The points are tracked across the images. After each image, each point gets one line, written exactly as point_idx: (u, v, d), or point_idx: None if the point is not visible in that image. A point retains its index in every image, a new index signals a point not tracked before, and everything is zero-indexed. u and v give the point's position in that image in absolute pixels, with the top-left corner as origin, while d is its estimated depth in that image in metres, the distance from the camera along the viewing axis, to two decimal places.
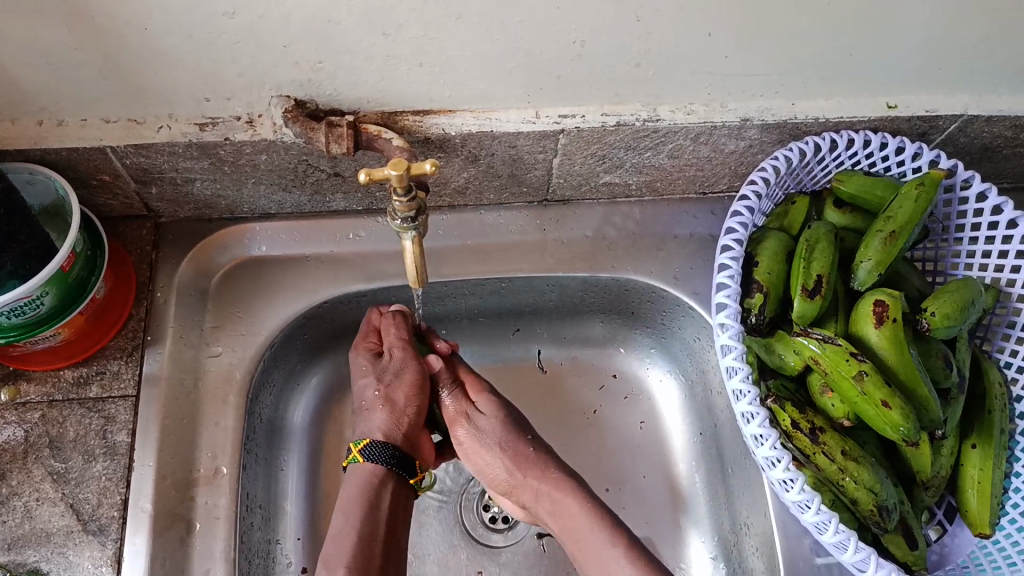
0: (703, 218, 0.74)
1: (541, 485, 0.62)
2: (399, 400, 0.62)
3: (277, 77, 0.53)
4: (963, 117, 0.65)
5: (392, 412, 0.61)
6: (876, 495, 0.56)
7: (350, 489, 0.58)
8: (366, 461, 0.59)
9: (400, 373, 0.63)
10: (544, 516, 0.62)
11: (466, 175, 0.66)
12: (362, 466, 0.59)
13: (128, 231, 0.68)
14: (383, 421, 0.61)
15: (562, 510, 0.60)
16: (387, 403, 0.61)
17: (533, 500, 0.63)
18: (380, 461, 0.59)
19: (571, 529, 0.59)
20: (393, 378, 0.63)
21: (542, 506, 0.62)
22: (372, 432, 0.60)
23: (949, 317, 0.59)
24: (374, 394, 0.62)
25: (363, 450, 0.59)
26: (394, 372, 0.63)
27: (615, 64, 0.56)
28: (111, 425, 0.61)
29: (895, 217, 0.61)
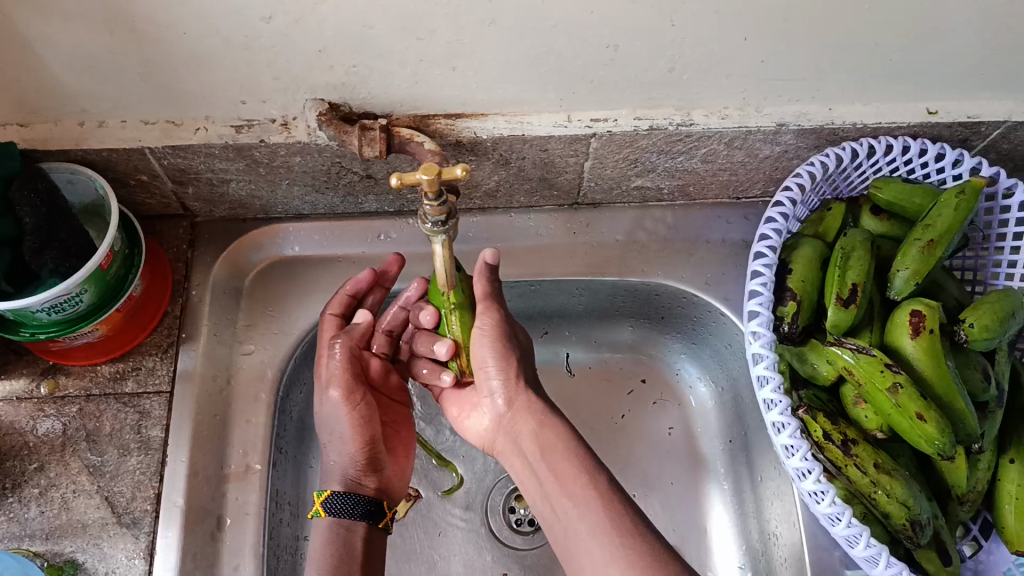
0: (736, 223, 0.73)
1: (537, 407, 0.60)
2: (342, 451, 0.60)
3: (312, 80, 0.53)
4: (1006, 123, 0.63)
5: (343, 463, 0.60)
6: (909, 509, 0.55)
7: (322, 541, 0.57)
8: (326, 516, 0.58)
9: (337, 416, 0.60)
10: (522, 437, 0.59)
11: (496, 178, 0.66)
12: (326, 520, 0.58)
13: (165, 230, 0.69)
14: (338, 474, 0.60)
15: (547, 432, 0.58)
16: (332, 458, 0.61)
17: (517, 415, 0.60)
18: (345, 512, 0.58)
19: (554, 453, 0.57)
20: (333, 426, 0.61)
21: (529, 423, 0.59)
22: (331, 485, 0.60)
23: (988, 329, 0.58)
24: (326, 438, 0.61)
25: (325, 503, 0.58)
26: (336, 418, 0.60)
27: (649, 69, 0.55)
28: (146, 420, 0.63)
29: (933, 226, 0.59)
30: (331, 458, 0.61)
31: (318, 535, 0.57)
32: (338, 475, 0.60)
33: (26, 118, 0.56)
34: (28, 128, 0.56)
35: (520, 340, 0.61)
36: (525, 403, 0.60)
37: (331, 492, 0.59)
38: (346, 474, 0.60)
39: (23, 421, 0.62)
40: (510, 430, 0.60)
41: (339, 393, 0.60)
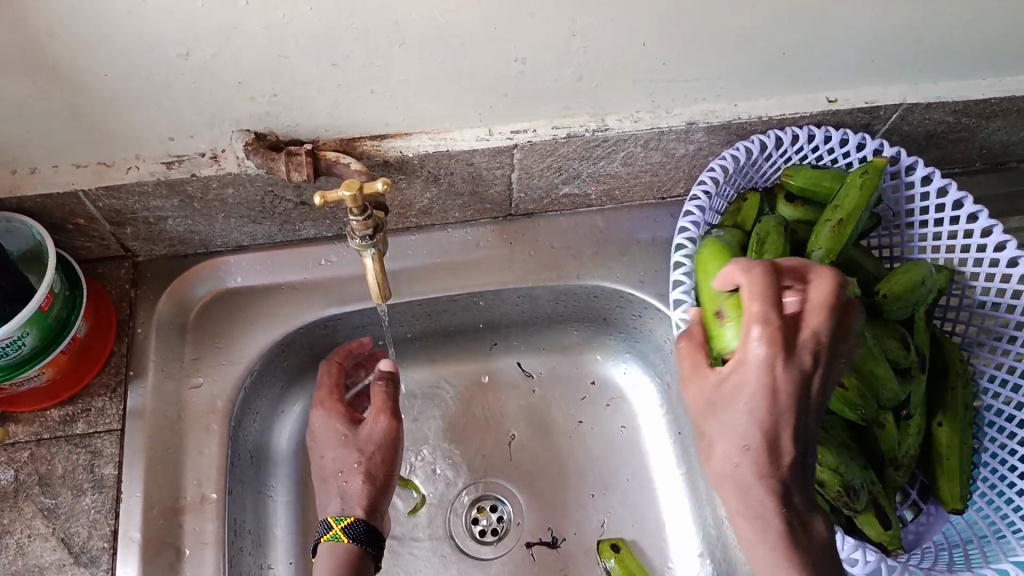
0: (663, 221, 0.77)
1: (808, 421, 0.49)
2: (375, 477, 0.65)
3: (236, 112, 0.56)
4: (903, 105, 0.67)
5: (369, 490, 0.64)
6: (840, 475, 0.58)
7: (337, 560, 0.60)
8: (348, 541, 0.61)
9: (375, 441, 0.66)
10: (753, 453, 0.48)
11: (429, 195, 0.69)
12: (346, 547, 0.61)
13: (107, 271, 0.70)
14: (360, 497, 0.64)
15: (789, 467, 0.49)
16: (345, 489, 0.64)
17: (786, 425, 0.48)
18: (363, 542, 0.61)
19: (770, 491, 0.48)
20: (370, 449, 0.65)
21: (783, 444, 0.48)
22: (353, 511, 0.63)
23: (899, 298, 0.62)
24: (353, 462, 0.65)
25: (347, 529, 0.61)
26: (376, 454, 0.65)
27: (558, 78, 0.58)
28: (98, 459, 0.63)
29: (842, 206, 0.63)
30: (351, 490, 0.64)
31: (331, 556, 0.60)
32: (361, 500, 0.64)
33: None
34: None
35: (763, 414, 0.48)
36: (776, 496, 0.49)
37: (352, 518, 0.62)
38: (367, 501, 0.64)
39: None
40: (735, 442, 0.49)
41: (383, 421, 0.66)
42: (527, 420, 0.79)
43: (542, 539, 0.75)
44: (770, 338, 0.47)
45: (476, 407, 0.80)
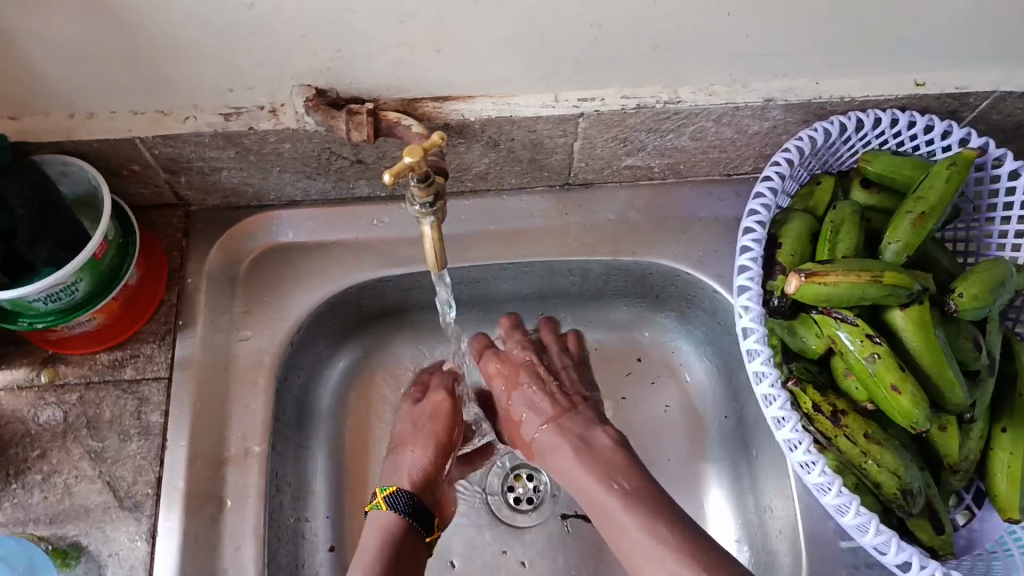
0: (728, 199, 0.74)
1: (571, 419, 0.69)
2: (407, 474, 0.68)
3: (298, 66, 0.54)
4: (996, 93, 0.63)
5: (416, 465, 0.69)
6: (900, 479, 0.55)
7: (391, 547, 0.63)
8: (386, 509, 0.65)
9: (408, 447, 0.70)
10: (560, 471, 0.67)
11: (487, 160, 0.66)
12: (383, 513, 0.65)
13: (159, 219, 0.69)
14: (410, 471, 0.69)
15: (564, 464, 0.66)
16: (418, 452, 0.69)
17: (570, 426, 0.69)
18: (403, 509, 0.65)
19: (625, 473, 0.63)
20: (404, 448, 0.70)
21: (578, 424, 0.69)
22: (396, 486, 0.67)
23: (978, 298, 0.58)
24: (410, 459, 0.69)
25: (388, 498, 0.65)
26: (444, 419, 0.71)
27: (634, 46, 0.55)
28: (145, 406, 0.63)
29: (925, 198, 0.59)
30: (404, 460, 0.69)
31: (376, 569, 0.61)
32: (406, 480, 0.68)
33: (17, 111, 0.56)
34: (18, 121, 0.57)
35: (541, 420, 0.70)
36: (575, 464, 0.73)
37: (394, 490, 0.66)
38: (419, 477, 0.68)
39: (25, 410, 0.63)
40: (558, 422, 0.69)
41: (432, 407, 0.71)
42: None
43: (577, 512, 0.74)
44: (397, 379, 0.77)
45: None
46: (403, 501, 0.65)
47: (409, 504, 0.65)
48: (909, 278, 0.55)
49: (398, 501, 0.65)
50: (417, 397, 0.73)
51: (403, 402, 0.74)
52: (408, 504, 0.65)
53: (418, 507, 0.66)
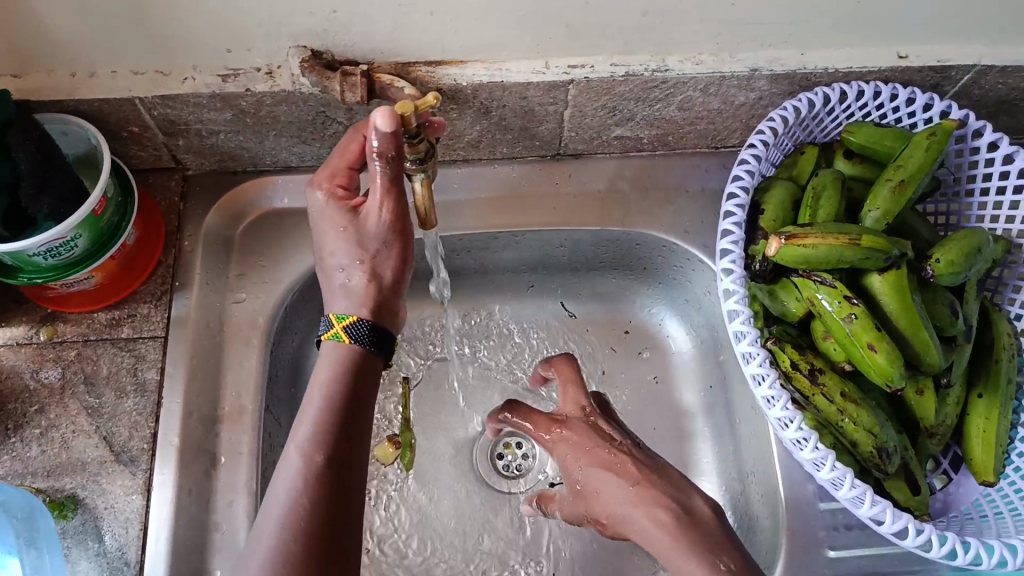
0: (714, 172, 0.75)
1: (629, 463, 0.58)
2: (356, 270, 0.55)
3: (294, 26, 0.55)
4: (976, 67, 0.65)
5: (376, 282, 0.55)
6: (876, 437, 0.57)
7: (349, 385, 0.54)
8: (349, 343, 0.55)
9: (323, 225, 0.56)
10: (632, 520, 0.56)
11: (479, 128, 0.68)
12: (339, 345, 0.55)
13: (157, 183, 0.70)
14: (367, 297, 0.55)
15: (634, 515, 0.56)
16: (376, 277, 0.55)
17: (625, 471, 0.58)
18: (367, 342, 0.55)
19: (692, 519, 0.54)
20: (321, 233, 0.56)
21: (633, 473, 0.57)
22: (357, 311, 0.55)
23: (954, 264, 0.59)
24: (352, 262, 0.55)
25: (349, 330, 0.55)
26: (396, 256, 0.55)
27: (623, 12, 0.57)
28: (141, 364, 0.65)
29: (905, 166, 0.61)
30: (335, 280, 0.56)
31: (337, 406, 0.53)
32: (366, 299, 0.55)
33: (20, 68, 0.58)
34: (21, 79, 0.58)
35: (594, 460, 0.59)
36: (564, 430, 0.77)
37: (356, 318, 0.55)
38: (374, 303, 0.55)
39: (23, 366, 0.64)
40: (605, 463, 0.59)
41: (325, 191, 0.56)
42: (562, 359, 0.80)
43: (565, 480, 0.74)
44: (323, 176, 0.57)
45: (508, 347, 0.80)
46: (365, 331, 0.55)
47: (372, 332, 0.55)
48: (886, 242, 0.56)
49: (359, 334, 0.55)
50: (352, 207, 0.56)
51: (337, 220, 0.55)
52: (371, 335, 0.55)
53: (381, 332, 0.56)
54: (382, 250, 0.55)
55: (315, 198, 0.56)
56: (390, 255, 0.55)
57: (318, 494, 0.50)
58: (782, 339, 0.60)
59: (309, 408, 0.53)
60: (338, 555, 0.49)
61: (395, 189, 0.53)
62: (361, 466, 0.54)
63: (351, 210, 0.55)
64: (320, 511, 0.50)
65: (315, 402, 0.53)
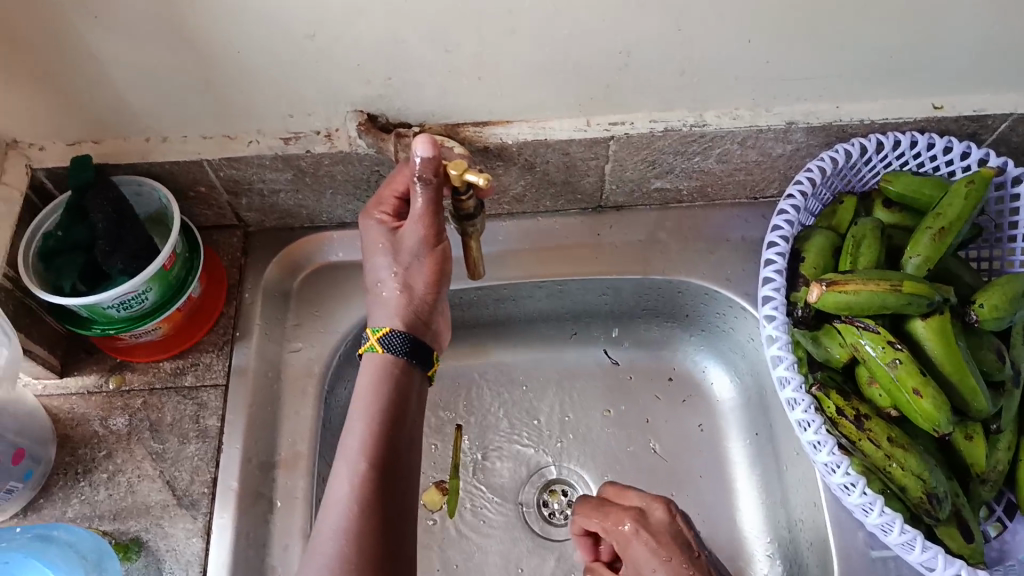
0: (754, 221, 0.77)
1: None
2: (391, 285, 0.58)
3: (352, 92, 0.59)
4: (1013, 116, 0.66)
5: (409, 297, 0.58)
6: (925, 482, 0.57)
7: (389, 392, 0.56)
8: (383, 352, 0.57)
9: (369, 245, 0.59)
10: None
11: (523, 183, 0.71)
12: (374, 355, 0.58)
13: (220, 239, 0.74)
14: (400, 309, 0.58)
15: None
16: (408, 290, 0.58)
17: None
18: (400, 353, 0.57)
19: None
20: (368, 253, 0.59)
21: None
22: (389, 322, 0.58)
23: (998, 309, 0.60)
24: (389, 276, 0.58)
25: (383, 341, 0.57)
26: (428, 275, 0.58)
27: (661, 72, 0.60)
28: (203, 411, 0.67)
29: (945, 214, 0.62)
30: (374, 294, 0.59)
31: (379, 414, 0.55)
32: (399, 311, 0.58)
33: (100, 135, 0.62)
34: (102, 145, 0.63)
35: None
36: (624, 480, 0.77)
37: (389, 329, 0.58)
38: (407, 316, 0.58)
39: (93, 414, 0.67)
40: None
41: (374, 217, 0.59)
42: (605, 406, 0.80)
43: None
44: (371, 204, 0.60)
45: (552, 394, 0.81)
46: (399, 343, 0.57)
47: (406, 342, 0.57)
48: (927, 287, 0.57)
49: (392, 345, 0.57)
50: (392, 228, 0.59)
51: (377, 240, 0.58)
52: (403, 346, 0.57)
53: (417, 343, 0.58)
54: (414, 264, 0.58)
55: (364, 223, 0.60)
56: (422, 269, 0.58)
57: (366, 500, 0.53)
58: (825, 382, 0.61)
59: (353, 419, 0.56)
60: (389, 552, 0.52)
61: (435, 214, 0.56)
62: (405, 469, 0.56)
63: (389, 230, 0.58)
64: (370, 513, 0.53)
65: (357, 412, 0.56)
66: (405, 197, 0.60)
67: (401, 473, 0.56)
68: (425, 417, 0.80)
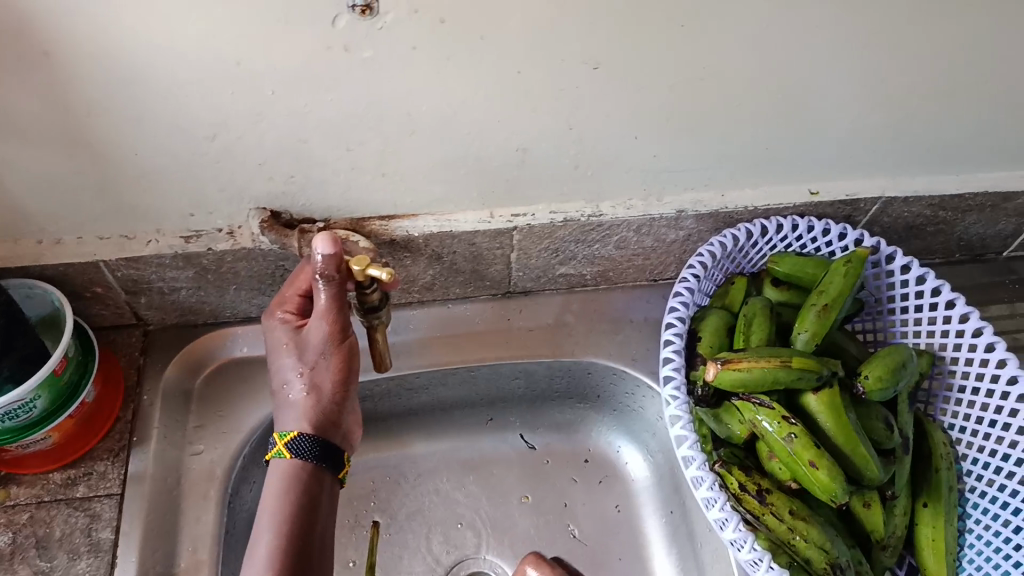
0: (656, 302, 0.80)
1: None
2: (299, 386, 0.57)
3: (254, 190, 0.59)
4: (882, 198, 0.72)
5: (318, 398, 0.57)
6: (828, 553, 0.59)
7: (298, 498, 0.55)
8: (291, 457, 0.56)
9: (273, 347, 0.58)
10: None
11: (431, 273, 0.72)
12: (281, 461, 0.56)
13: (118, 338, 0.72)
14: (308, 411, 0.56)
15: None
16: (315, 390, 0.57)
17: None
18: (309, 456, 0.56)
19: None
20: (273, 356, 0.58)
21: None
22: (297, 426, 0.56)
23: (882, 379, 0.63)
24: (295, 377, 0.57)
25: (291, 445, 0.56)
26: (335, 374, 0.57)
27: (557, 166, 0.63)
28: (96, 523, 0.64)
29: (827, 291, 0.66)
30: (281, 397, 0.58)
31: (287, 521, 0.54)
32: (309, 413, 0.56)
33: None
34: None
35: None
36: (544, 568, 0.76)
37: (295, 434, 0.56)
38: (317, 417, 0.57)
39: None
40: None
41: (279, 319, 0.59)
42: (523, 493, 0.80)
43: None
44: (274, 305, 0.60)
45: (469, 482, 0.80)
46: (311, 446, 0.56)
47: (314, 445, 0.56)
48: (816, 363, 0.60)
49: (300, 448, 0.56)
50: (296, 327, 0.59)
51: (281, 340, 0.58)
52: (313, 448, 0.56)
53: (325, 445, 0.56)
54: (320, 363, 0.57)
55: (269, 323, 0.59)
56: (329, 368, 0.57)
57: None
58: (727, 458, 0.63)
59: (260, 529, 0.54)
60: None
61: (341, 311, 0.56)
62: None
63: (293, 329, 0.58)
64: None
65: (265, 521, 0.54)
66: (308, 295, 0.60)
67: None
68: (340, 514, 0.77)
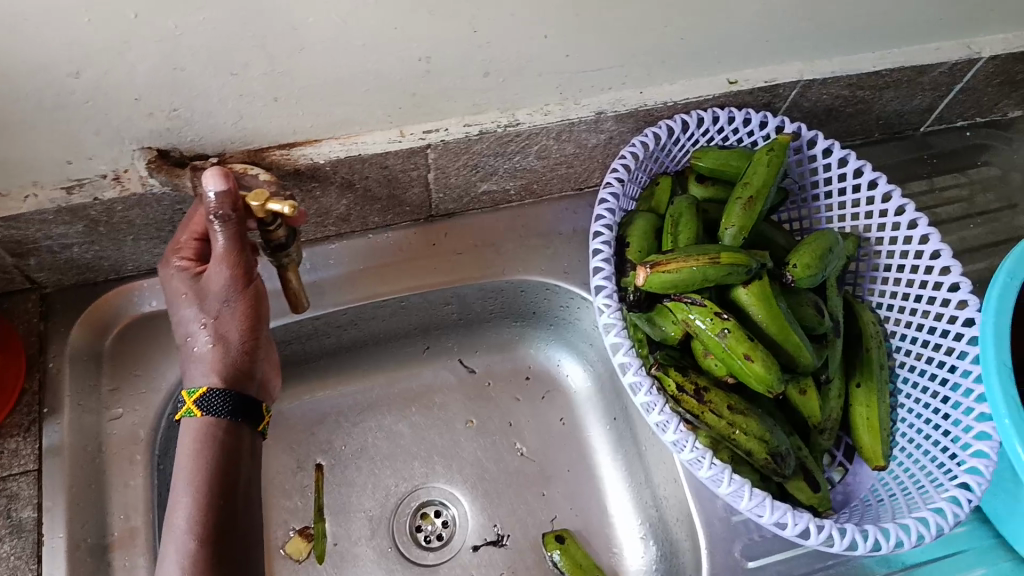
0: (582, 212, 0.78)
1: None
2: (203, 338, 0.53)
3: (135, 129, 0.54)
4: (800, 82, 0.70)
5: (226, 348, 0.54)
6: (767, 443, 0.59)
7: (214, 459, 0.53)
8: (202, 415, 0.53)
9: (172, 296, 0.54)
10: None
11: (345, 202, 0.68)
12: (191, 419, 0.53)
13: (13, 306, 0.67)
14: (216, 363, 0.53)
15: None
16: (222, 341, 0.54)
17: None
18: (224, 413, 0.53)
19: None
20: (173, 305, 0.54)
21: None
22: (205, 381, 0.53)
23: (809, 267, 0.63)
24: (199, 329, 0.53)
25: (200, 403, 0.53)
26: (242, 322, 0.54)
27: (465, 75, 0.59)
28: (15, 503, 0.60)
29: (751, 182, 0.65)
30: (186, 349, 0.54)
31: (202, 483, 0.52)
32: (218, 366, 0.53)
33: None
34: None
35: None
36: (493, 488, 0.76)
37: (206, 390, 0.53)
38: (227, 370, 0.54)
39: None
40: None
41: (175, 266, 0.55)
42: (467, 417, 0.79)
43: (487, 539, 0.73)
44: (170, 250, 0.55)
45: (412, 413, 0.79)
46: (223, 401, 0.53)
47: (226, 401, 0.53)
48: (743, 256, 0.59)
49: (212, 405, 0.53)
50: (195, 274, 0.55)
51: (179, 289, 0.54)
52: (225, 404, 0.53)
53: (239, 399, 0.54)
54: (225, 311, 0.53)
55: (165, 272, 0.55)
56: (234, 315, 0.54)
57: None
58: (662, 361, 0.62)
59: (176, 493, 0.52)
60: None
61: (241, 255, 0.52)
62: (244, 536, 0.54)
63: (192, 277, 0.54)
64: None
65: (180, 486, 0.52)
66: (206, 237, 0.56)
67: (237, 539, 0.53)
68: (281, 460, 0.75)
